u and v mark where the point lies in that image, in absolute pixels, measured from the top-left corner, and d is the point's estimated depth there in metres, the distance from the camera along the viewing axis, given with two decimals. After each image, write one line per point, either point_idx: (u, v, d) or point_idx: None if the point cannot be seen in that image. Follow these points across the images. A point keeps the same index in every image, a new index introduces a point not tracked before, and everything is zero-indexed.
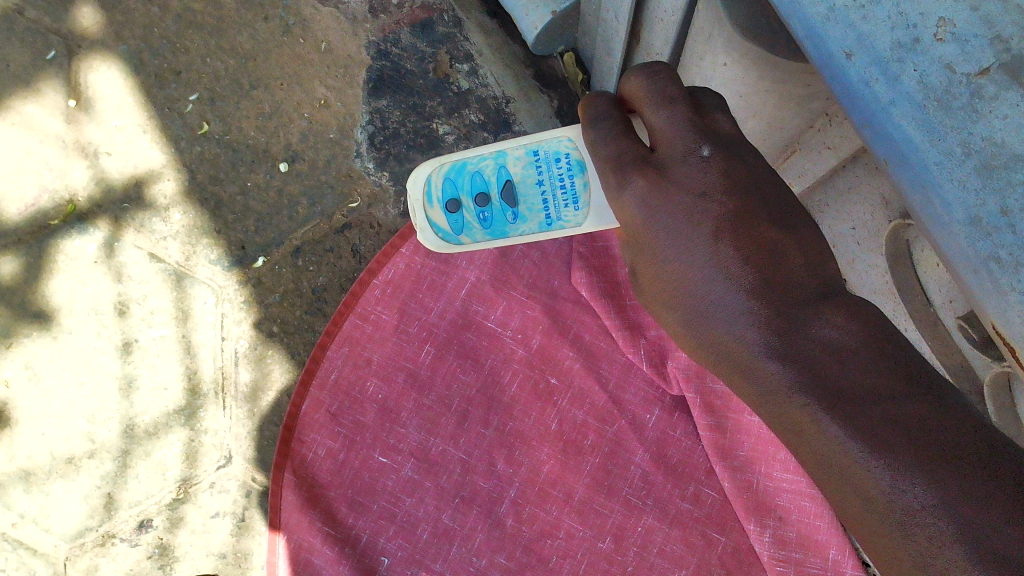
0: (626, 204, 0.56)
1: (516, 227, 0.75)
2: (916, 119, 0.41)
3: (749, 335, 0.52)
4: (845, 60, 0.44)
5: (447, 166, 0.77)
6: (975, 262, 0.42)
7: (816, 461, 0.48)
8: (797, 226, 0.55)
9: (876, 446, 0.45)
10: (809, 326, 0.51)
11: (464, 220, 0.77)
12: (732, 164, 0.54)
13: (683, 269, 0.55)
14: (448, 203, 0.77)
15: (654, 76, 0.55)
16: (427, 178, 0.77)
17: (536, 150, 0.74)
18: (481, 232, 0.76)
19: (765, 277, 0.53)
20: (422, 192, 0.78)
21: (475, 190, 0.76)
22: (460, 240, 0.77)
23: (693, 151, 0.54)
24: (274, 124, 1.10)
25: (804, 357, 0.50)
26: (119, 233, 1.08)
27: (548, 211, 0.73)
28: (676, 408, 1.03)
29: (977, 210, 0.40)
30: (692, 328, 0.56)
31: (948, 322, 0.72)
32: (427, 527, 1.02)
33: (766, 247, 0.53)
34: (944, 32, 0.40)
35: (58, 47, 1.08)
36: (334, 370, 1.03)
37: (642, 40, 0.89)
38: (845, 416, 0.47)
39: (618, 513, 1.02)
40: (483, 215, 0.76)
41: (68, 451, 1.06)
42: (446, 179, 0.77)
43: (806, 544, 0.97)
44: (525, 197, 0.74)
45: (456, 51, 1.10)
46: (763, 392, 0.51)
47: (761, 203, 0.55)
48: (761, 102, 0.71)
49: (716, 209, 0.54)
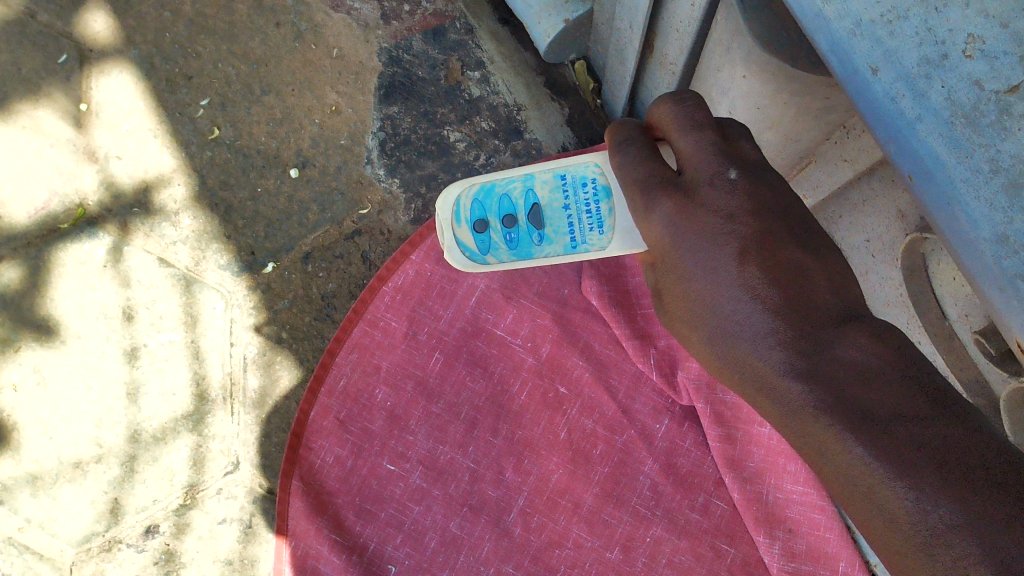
0: (653, 224, 0.58)
1: (541, 249, 0.74)
2: (943, 135, 0.41)
3: (773, 355, 0.52)
4: (870, 75, 0.44)
5: (476, 188, 0.78)
6: (1001, 280, 0.41)
7: (838, 480, 0.48)
8: (821, 251, 0.56)
9: (901, 467, 0.45)
10: (835, 349, 0.51)
11: (491, 241, 0.77)
12: (758, 190, 0.56)
13: (707, 289, 0.55)
14: (476, 224, 0.77)
15: (683, 103, 0.58)
16: (456, 199, 0.78)
17: (564, 174, 0.74)
18: (507, 252, 0.76)
19: (789, 298, 0.53)
20: (451, 212, 0.78)
21: (503, 211, 0.76)
22: (486, 260, 0.77)
23: (719, 174, 0.56)
24: (285, 130, 1.09)
25: (829, 378, 0.49)
26: (128, 237, 1.08)
27: (573, 234, 0.73)
28: (686, 418, 1.02)
29: (1004, 228, 0.40)
30: (714, 347, 0.56)
31: (964, 336, 0.71)
32: (435, 535, 1.02)
33: (791, 269, 0.54)
34: (973, 49, 0.39)
35: (71, 52, 1.09)
36: (343, 377, 1.02)
37: (655, 49, 0.89)
38: (870, 436, 0.46)
39: (627, 523, 1.01)
40: (510, 236, 0.76)
41: (75, 456, 1.06)
42: (475, 201, 0.78)
43: (815, 557, 0.97)
44: (552, 220, 0.74)
45: (467, 59, 1.10)
46: (786, 412, 0.51)
47: (785, 225, 0.56)
48: (778, 115, 0.70)
49: (743, 229, 0.55)
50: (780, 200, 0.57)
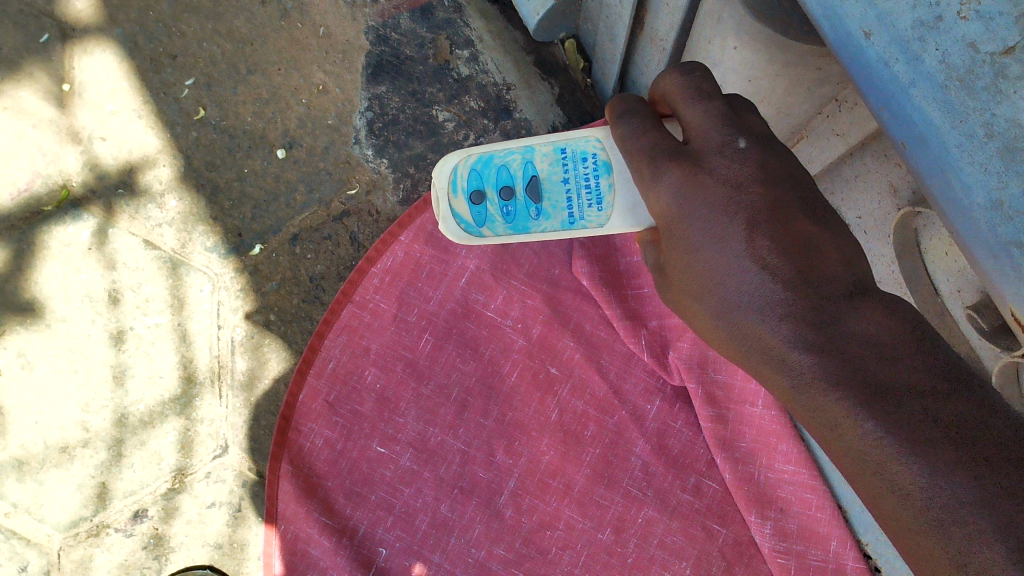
0: (660, 194, 0.57)
1: (538, 224, 0.74)
2: (937, 100, 0.41)
3: (782, 326, 0.51)
4: (864, 39, 0.44)
5: (474, 158, 0.76)
6: (995, 247, 0.41)
7: (849, 457, 0.47)
8: (831, 221, 0.55)
9: (918, 444, 0.44)
10: (847, 321, 0.50)
11: (487, 212, 0.76)
12: (767, 159, 0.55)
13: (716, 259, 0.54)
14: (472, 195, 0.76)
15: (689, 73, 0.57)
16: (453, 168, 0.76)
17: (564, 148, 0.73)
18: (502, 225, 0.75)
19: (799, 270, 0.52)
20: (448, 181, 0.77)
21: (501, 183, 0.75)
22: (481, 233, 0.76)
23: (729, 144, 0.54)
24: (272, 110, 1.08)
25: (840, 350, 0.49)
26: (112, 219, 1.06)
27: (571, 209, 0.73)
28: (677, 398, 1.02)
29: (999, 194, 0.39)
30: (723, 320, 0.55)
31: (956, 312, 0.71)
32: (425, 517, 1.01)
33: (802, 241, 0.53)
34: (968, 10, 0.38)
35: (52, 30, 1.07)
36: (332, 359, 1.02)
37: (646, 26, 0.88)
38: (884, 411, 0.46)
39: (619, 505, 1.01)
40: (507, 209, 0.75)
41: (62, 440, 1.05)
42: (472, 170, 0.76)
43: (807, 536, 0.97)
44: (550, 194, 0.73)
45: (456, 37, 1.08)
46: (794, 384, 0.50)
47: (797, 195, 0.55)
48: (768, 89, 0.70)
49: (755, 201, 0.54)
50: (789, 167, 0.56)
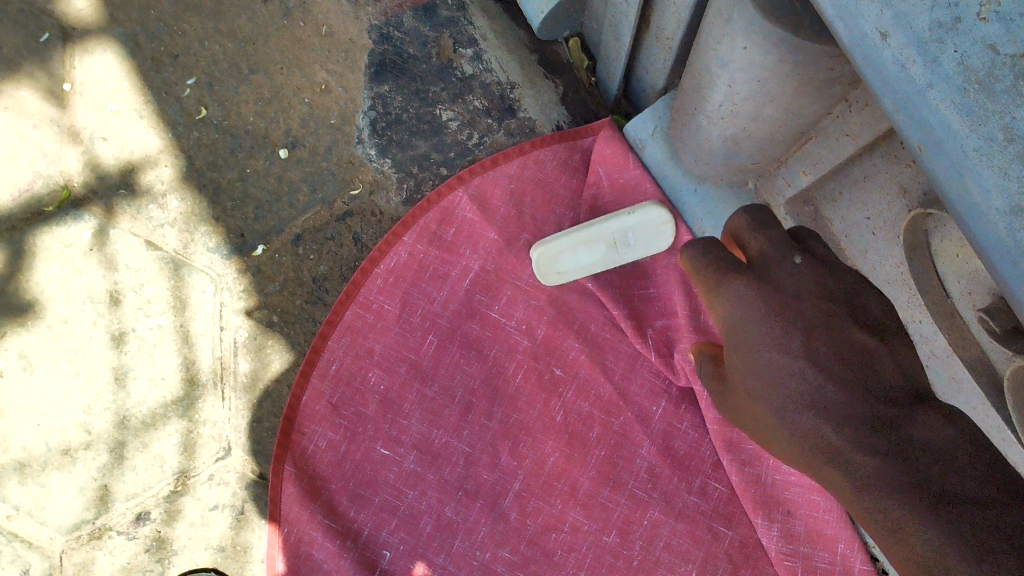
0: (721, 306, 0.65)
1: (595, 260, 0.98)
2: (955, 102, 0.40)
3: (837, 429, 0.56)
4: (880, 40, 0.43)
5: (538, 249, 0.97)
6: (1016, 254, 0.41)
7: (896, 542, 0.53)
8: (889, 338, 0.60)
9: (971, 539, 0.49)
10: (907, 428, 0.55)
11: (563, 265, 0.98)
12: (824, 276, 0.62)
13: (779, 362, 0.60)
14: (549, 266, 0.98)
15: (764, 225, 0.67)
16: (533, 259, 0.97)
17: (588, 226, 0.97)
18: (575, 267, 0.98)
19: (861, 381, 0.57)
20: (535, 268, 0.99)
21: (562, 253, 0.98)
22: (564, 277, 0.99)
23: (789, 260, 0.64)
24: (274, 109, 1.07)
25: (897, 447, 0.54)
26: (113, 220, 1.05)
27: (608, 246, 0.97)
28: (683, 400, 1.01)
29: (1020, 200, 0.39)
30: (780, 417, 0.60)
31: (967, 315, 0.72)
32: (430, 519, 1.01)
33: (862, 353, 0.58)
34: (988, 11, 0.38)
35: (52, 29, 1.06)
36: (335, 361, 1.01)
37: (652, 24, 0.91)
38: (929, 503, 0.51)
39: (624, 507, 1.00)
40: (571, 259, 0.98)
41: (64, 442, 1.03)
42: (544, 256, 0.97)
43: (814, 539, 0.96)
44: (590, 245, 0.98)
45: (459, 35, 1.09)
46: (852, 483, 0.55)
47: (852, 310, 0.61)
48: (778, 88, 0.68)
49: (815, 310, 0.60)
50: (846, 280, 0.63)
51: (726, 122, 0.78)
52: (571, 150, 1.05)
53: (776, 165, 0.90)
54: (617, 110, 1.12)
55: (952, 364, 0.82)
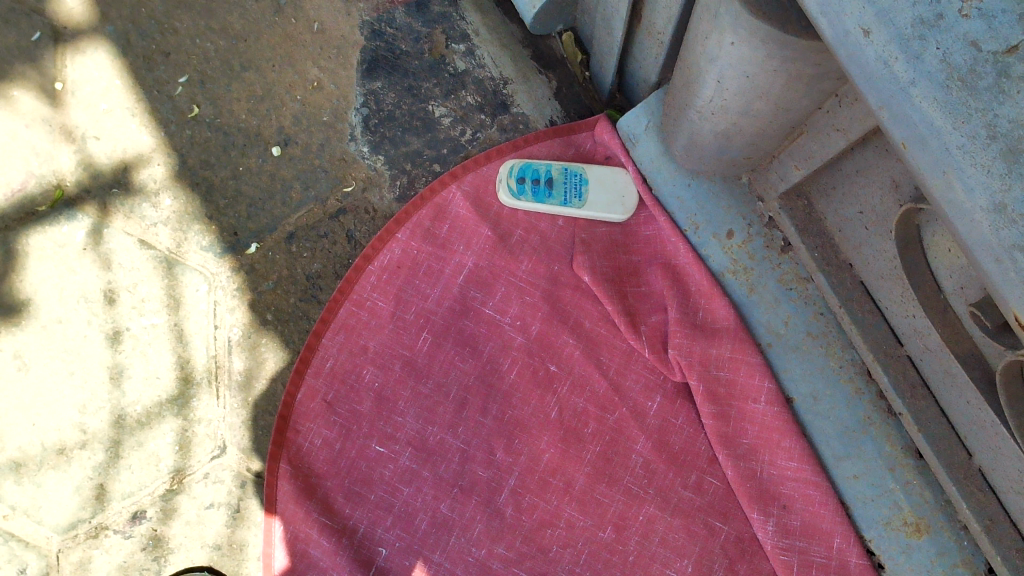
0: None
1: (546, 199, 1.03)
2: (938, 99, 0.45)
3: None
4: (862, 37, 0.47)
5: (520, 164, 1.04)
6: (998, 251, 0.45)
7: None
8: None
9: None
10: None
11: (522, 191, 1.03)
12: None
13: None
14: (516, 180, 1.03)
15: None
16: (513, 164, 1.04)
17: (570, 169, 1.04)
18: (528, 197, 1.03)
19: None
20: (508, 170, 1.04)
21: (535, 176, 1.04)
22: (515, 202, 1.03)
23: None
24: (266, 106, 1.09)
25: None
26: (107, 219, 1.05)
27: (564, 197, 1.03)
28: (678, 395, 1.01)
29: (1003, 197, 0.43)
30: None
31: (960, 309, 0.72)
32: (425, 517, 0.99)
33: None
34: (970, 8, 0.43)
35: (44, 29, 1.07)
36: (330, 358, 1.01)
37: (643, 19, 0.92)
38: None
39: (620, 502, 0.99)
40: (533, 189, 1.03)
41: (59, 442, 1.01)
42: (521, 170, 1.04)
43: (810, 533, 0.94)
44: (557, 185, 1.03)
45: (452, 31, 1.12)
46: None
47: None
48: (767, 84, 0.68)
49: None
50: None
51: (717, 116, 0.78)
52: (565, 146, 1.06)
53: (769, 159, 0.91)
54: (613, 104, 1.12)
55: (944, 359, 0.82)
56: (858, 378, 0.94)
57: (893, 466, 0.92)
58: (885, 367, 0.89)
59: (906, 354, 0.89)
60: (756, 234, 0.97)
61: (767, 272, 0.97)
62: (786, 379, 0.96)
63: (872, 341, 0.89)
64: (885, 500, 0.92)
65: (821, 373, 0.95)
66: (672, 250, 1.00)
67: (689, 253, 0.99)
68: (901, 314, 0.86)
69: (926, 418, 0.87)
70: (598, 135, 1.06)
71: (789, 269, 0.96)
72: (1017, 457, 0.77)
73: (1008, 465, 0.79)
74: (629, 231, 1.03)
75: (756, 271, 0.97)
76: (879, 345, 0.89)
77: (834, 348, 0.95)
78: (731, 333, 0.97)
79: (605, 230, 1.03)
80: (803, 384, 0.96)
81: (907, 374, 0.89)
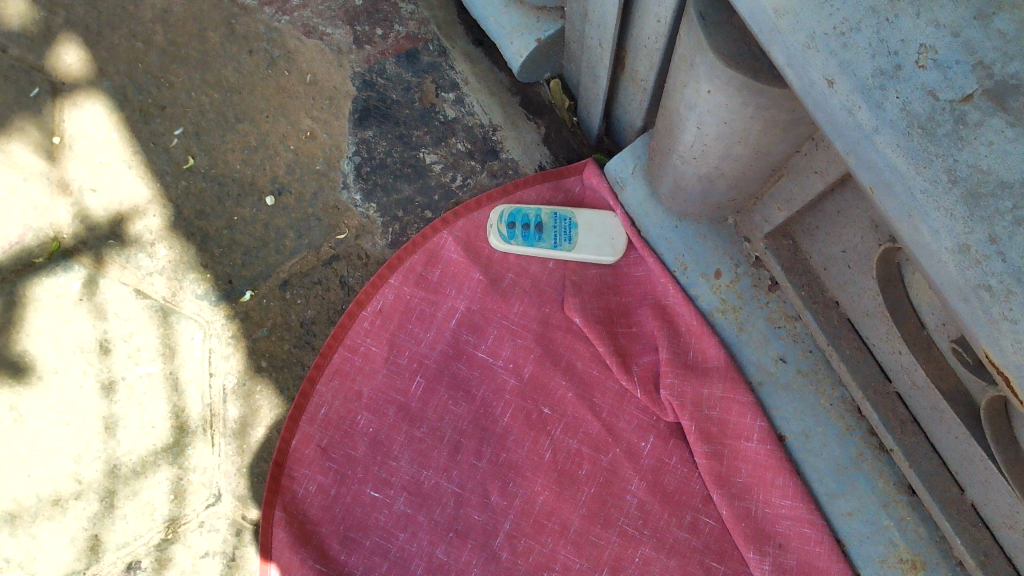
0: None
1: (536, 243, 1.04)
2: (901, 145, 0.47)
3: None
4: (827, 87, 0.50)
5: (510, 210, 1.06)
6: (965, 290, 0.47)
7: None
8: None
9: None
10: None
11: (513, 235, 1.05)
12: None
13: None
14: (507, 224, 1.05)
15: None
16: (503, 210, 1.06)
17: (559, 213, 1.06)
18: (518, 241, 1.04)
19: None
20: (499, 216, 1.05)
21: (525, 220, 1.05)
22: (506, 246, 1.05)
23: None
24: (260, 157, 1.11)
25: None
26: (103, 270, 1.07)
27: (554, 240, 1.04)
28: (671, 434, 1.01)
29: (966, 239, 0.46)
30: None
31: (943, 345, 0.73)
32: (421, 562, 0.98)
33: None
34: (926, 58, 0.46)
35: (42, 85, 1.10)
36: (324, 405, 1.02)
37: (626, 67, 0.95)
38: None
39: (616, 544, 0.98)
40: (524, 233, 1.05)
41: (54, 493, 1.01)
42: (511, 215, 1.05)
43: (807, 572, 0.94)
44: (547, 228, 1.05)
45: (441, 80, 1.15)
46: None
47: None
48: (745, 129, 0.70)
49: None
50: None
51: (698, 160, 0.80)
52: (554, 190, 1.09)
53: (752, 202, 0.92)
54: (601, 148, 1.16)
55: (931, 394, 0.83)
56: (849, 415, 0.94)
57: (886, 502, 0.92)
58: (875, 405, 0.89)
59: (894, 391, 0.90)
60: (744, 273, 0.98)
61: (755, 311, 0.98)
62: (778, 417, 0.97)
63: (861, 378, 0.90)
64: (880, 537, 0.92)
65: (813, 410, 0.96)
66: (661, 291, 1.02)
67: (678, 293, 1.00)
68: (887, 351, 0.87)
69: (917, 453, 0.88)
70: (586, 179, 1.08)
71: (778, 308, 0.98)
72: (1006, 492, 0.78)
73: (999, 500, 0.79)
74: (619, 273, 1.04)
75: (744, 310, 0.98)
76: (868, 382, 0.90)
77: (824, 385, 0.95)
78: (722, 372, 0.97)
79: (595, 271, 1.05)
80: (795, 422, 0.96)
81: (896, 410, 0.89)
